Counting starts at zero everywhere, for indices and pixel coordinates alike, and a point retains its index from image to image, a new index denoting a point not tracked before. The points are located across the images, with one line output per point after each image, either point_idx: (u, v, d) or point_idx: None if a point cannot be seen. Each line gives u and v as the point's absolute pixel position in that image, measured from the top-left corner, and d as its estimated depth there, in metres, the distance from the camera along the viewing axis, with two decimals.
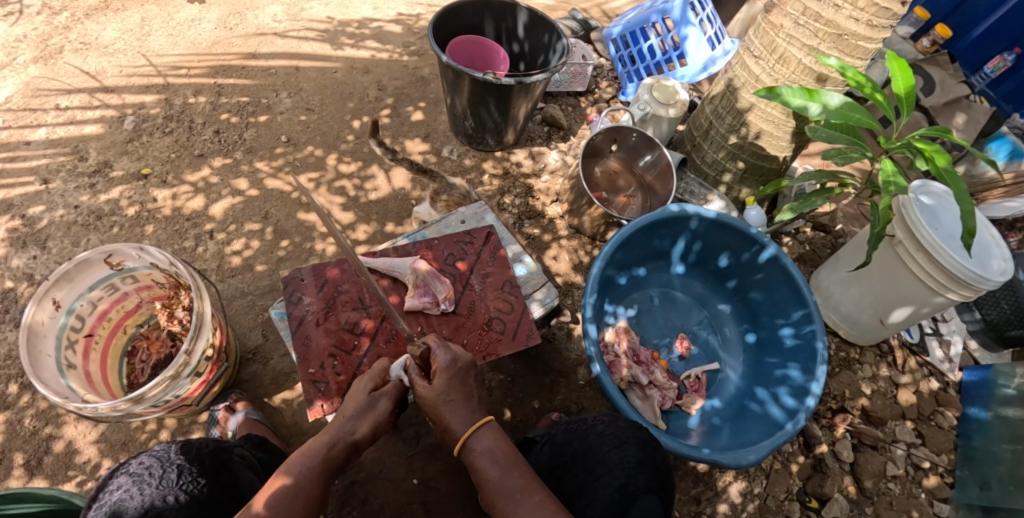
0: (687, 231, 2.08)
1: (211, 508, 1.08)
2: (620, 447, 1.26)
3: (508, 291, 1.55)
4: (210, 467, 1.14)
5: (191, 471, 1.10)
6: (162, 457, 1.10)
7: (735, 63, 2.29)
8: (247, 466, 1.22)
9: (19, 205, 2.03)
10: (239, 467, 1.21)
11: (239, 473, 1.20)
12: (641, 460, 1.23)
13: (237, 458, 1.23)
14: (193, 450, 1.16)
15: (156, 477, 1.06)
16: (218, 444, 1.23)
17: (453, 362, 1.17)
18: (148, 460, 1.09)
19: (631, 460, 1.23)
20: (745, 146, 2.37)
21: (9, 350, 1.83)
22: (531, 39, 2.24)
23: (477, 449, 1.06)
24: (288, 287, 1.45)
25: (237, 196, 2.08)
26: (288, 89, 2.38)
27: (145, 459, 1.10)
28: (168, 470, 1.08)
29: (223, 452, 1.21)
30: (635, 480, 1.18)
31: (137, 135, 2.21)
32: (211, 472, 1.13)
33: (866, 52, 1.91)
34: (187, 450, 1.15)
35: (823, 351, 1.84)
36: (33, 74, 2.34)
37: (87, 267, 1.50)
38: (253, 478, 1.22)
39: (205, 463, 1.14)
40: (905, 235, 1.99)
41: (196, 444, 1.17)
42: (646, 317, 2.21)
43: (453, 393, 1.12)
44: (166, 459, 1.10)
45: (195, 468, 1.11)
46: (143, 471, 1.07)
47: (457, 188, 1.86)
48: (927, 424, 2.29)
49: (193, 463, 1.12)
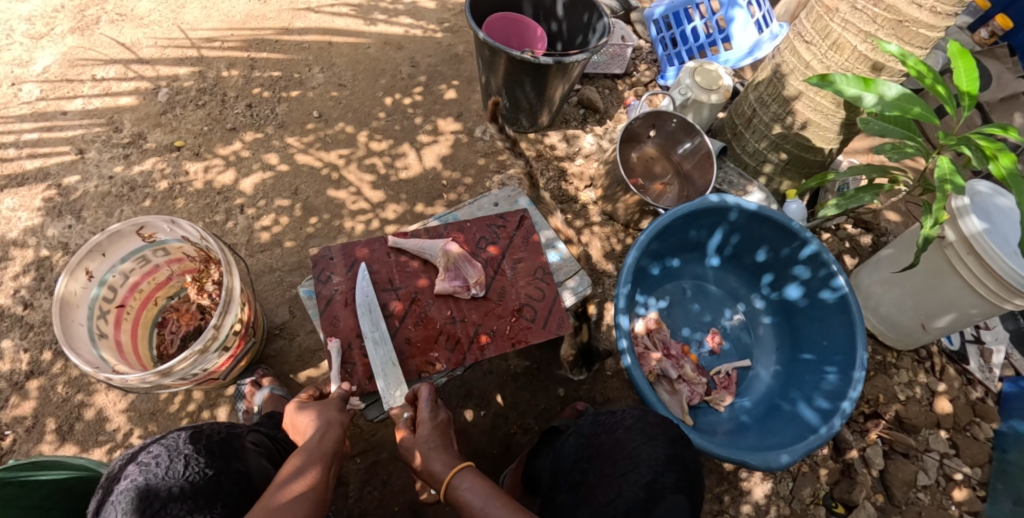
0: (726, 222, 2.00)
1: (219, 500, 0.96)
2: (648, 443, 1.16)
3: (540, 278, 1.50)
4: (219, 457, 1.04)
5: (198, 461, 0.99)
6: (169, 446, 1.01)
7: (784, 48, 2.17)
8: (258, 454, 1.13)
9: (55, 175, 2.06)
10: (250, 456, 1.11)
11: (250, 463, 1.09)
12: (670, 458, 1.12)
13: (250, 445, 1.15)
14: (202, 439, 1.05)
15: (162, 468, 0.95)
16: (229, 431, 1.15)
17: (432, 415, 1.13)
18: (155, 449, 1.00)
19: (661, 457, 1.12)
20: (790, 137, 2.26)
21: (44, 317, 1.87)
22: (570, 18, 2.16)
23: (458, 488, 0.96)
24: (317, 265, 1.42)
25: (268, 171, 2.07)
26: (321, 64, 2.34)
27: (152, 448, 1.01)
28: (175, 461, 0.98)
29: (233, 440, 1.12)
30: (662, 479, 1.07)
31: (171, 107, 2.21)
32: (220, 462, 1.03)
33: (927, 41, 1.78)
34: (197, 439, 1.05)
35: (863, 354, 1.76)
36: (70, 44, 2.36)
37: (120, 239, 1.51)
38: (265, 466, 1.12)
39: (214, 453, 1.04)
40: (956, 236, 1.87)
41: (205, 433, 1.08)
42: (677, 309, 2.14)
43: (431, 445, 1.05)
44: (173, 449, 1.00)
45: (203, 459, 1.01)
46: (147, 461, 0.97)
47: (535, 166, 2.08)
48: (962, 434, 2.19)
49: (201, 453, 1.02)
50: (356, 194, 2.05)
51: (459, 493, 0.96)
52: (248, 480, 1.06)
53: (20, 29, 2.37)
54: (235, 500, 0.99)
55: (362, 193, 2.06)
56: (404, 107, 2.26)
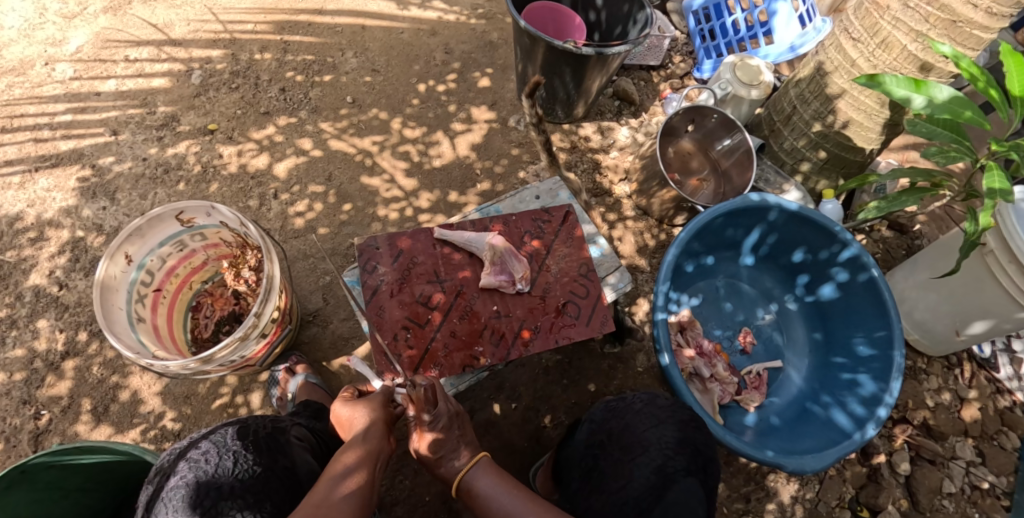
0: (764, 222, 1.96)
1: (268, 497, 0.93)
2: (657, 426, 1.14)
3: (586, 276, 1.48)
4: (267, 453, 1.02)
5: (247, 458, 0.97)
6: (218, 442, 0.99)
7: (828, 44, 2.11)
8: (303, 449, 1.11)
9: (89, 155, 2.06)
10: (295, 451, 1.09)
11: (296, 458, 1.07)
12: (681, 440, 1.11)
13: (294, 440, 1.13)
14: (249, 435, 1.04)
15: (211, 464, 0.94)
16: (274, 425, 1.14)
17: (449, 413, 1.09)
18: (205, 445, 0.98)
19: (671, 440, 1.10)
20: (830, 135, 2.21)
21: (80, 298, 1.88)
22: (610, 9, 2.12)
23: (476, 483, 0.99)
24: (362, 255, 1.42)
25: (301, 155, 2.05)
26: (354, 49, 2.31)
27: (201, 444, 0.99)
28: (224, 457, 0.96)
29: (279, 435, 1.11)
30: (673, 462, 1.07)
31: (204, 90, 2.19)
32: (267, 458, 1.01)
33: (980, 42, 1.72)
34: (244, 434, 1.03)
35: (901, 361, 1.72)
36: (103, 24, 2.35)
37: (159, 224, 1.50)
38: (310, 461, 1.11)
39: (261, 448, 1.02)
40: (998, 244, 1.82)
41: (252, 427, 1.06)
42: (710, 307, 2.12)
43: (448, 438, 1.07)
44: (222, 445, 0.99)
45: (251, 455, 0.99)
46: (196, 457, 0.95)
47: (570, 180, 1.97)
48: (989, 443, 2.15)
49: (249, 448, 1.00)
50: (390, 182, 2.03)
51: (477, 487, 0.99)
52: (295, 475, 1.03)
53: (53, 8, 2.36)
54: (284, 497, 0.96)
55: (396, 181, 2.04)
56: (437, 95, 2.23)
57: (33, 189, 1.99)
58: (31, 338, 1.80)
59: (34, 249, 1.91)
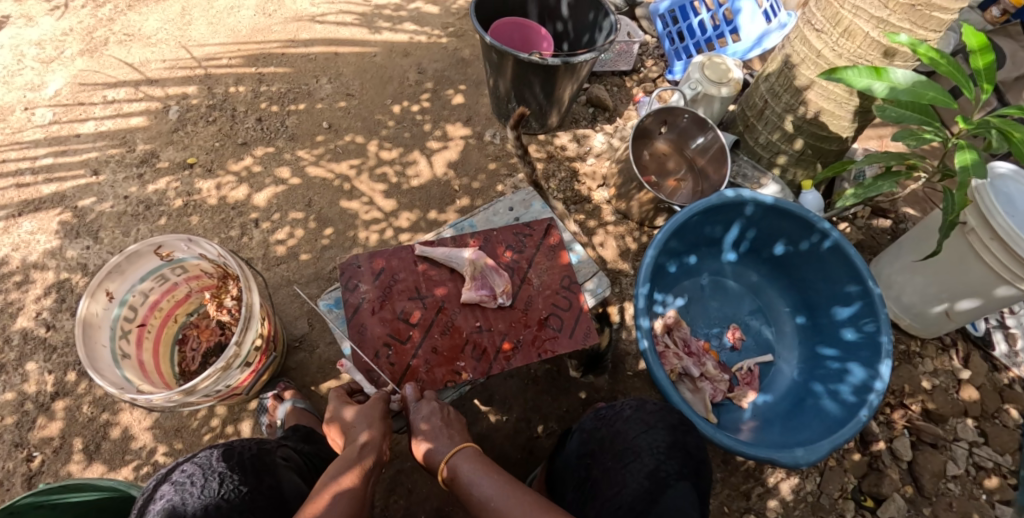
0: (741, 217, 1.96)
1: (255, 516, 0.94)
2: (648, 432, 1.14)
3: (567, 287, 1.49)
4: (252, 473, 1.02)
5: (232, 478, 0.98)
6: (202, 464, 0.99)
7: (793, 37, 2.14)
8: (290, 470, 1.11)
9: (71, 197, 2.08)
10: (282, 471, 1.09)
11: (282, 478, 1.08)
12: (672, 445, 1.11)
13: (280, 461, 1.13)
14: (234, 456, 1.04)
15: (197, 485, 0.94)
16: (259, 447, 1.13)
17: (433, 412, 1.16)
18: (190, 468, 0.98)
19: (662, 445, 1.11)
20: (804, 126, 2.23)
21: (67, 338, 1.89)
22: (576, 19, 2.15)
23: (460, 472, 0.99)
24: (344, 274, 1.43)
25: (280, 184, 2.07)
26: (328, 75, 2.35)
27: (184, 467, 0.99)
28: (210, 479, 0.96)
29: (265, 456, 1.11)
30: (666, 467, 1.07)
31: (182, 125, 2.22)
32: (253, 479, 1.01)
33: (940, 24, 1.74)
34: (229, 456, 1.04)
35: (888, 346, 1.71)
36: (80, 67, 2.40)
37: (138, 259, 1.52)
38: (297, 482, 1.10)
39: (247, 469, 1.02)
40: (977, 221, 1.83)
41: (238, 449, 1.06)
42: (696, 306, 2.12)
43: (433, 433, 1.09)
44: (207, 467, 0.99)
45: (237, 476, 0.99)
46: (181, 479, 0.95)
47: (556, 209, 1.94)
48: (990, 422, 2.14)
49: (234, 470, 1.00)
50: (369, 204, 2.05)
51: (459, 474, 0.98)
52: (282, 495, 1.03)
53: (30, 55, 2.42)
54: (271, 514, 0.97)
55: (375, 202, 2.06)
56: (412, 115, 2.26)
57: (17, 233, 2.01)
58: (20, 382, 1.80)
59: (20, 292, 1.92)
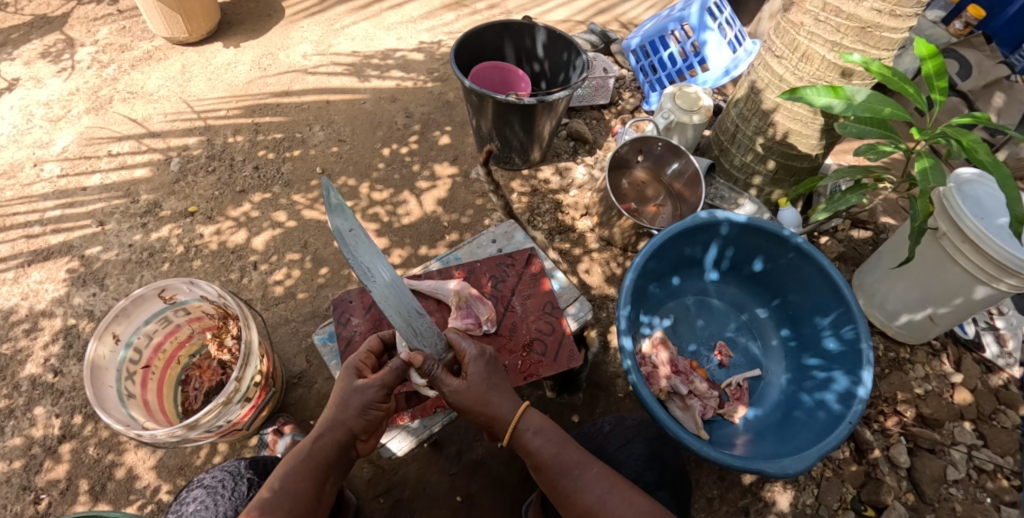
0: (719, 237, 2.05)
1: None
2: (626, 445, 1.31)
3: (549, 312, 1.56)
4: None
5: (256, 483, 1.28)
6: (233, 471, 1.29)
7: (757, 64, 2.27)
8: None
9: (78, 246, 2.18)
10: None
11: None
12: (647, 457, 1.29)
13: None
14: (258, 465, 1.34)
15: (228, 487, 1.24)
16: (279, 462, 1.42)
17: (478, 355, 1.24)
18: (222, 474, 1.28)
19: (639, 457, 1.28)
20: (774, 147, 2.33)
21: (74, 382, 1.95)
22: (551, 58, 2.30)
23: (528, 436, 1.15)
24: (337, 309, 1.50)
25: (277, 228, 2.16)
26: (321, 122, 2.48)
27: (218, 473, 1.29)
28: (238, 483, 1.25)
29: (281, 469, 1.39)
30: (645, 478, 1.24)
31: (183, 176, 2.33)
32: None
33: (891, 43, 1.87)
34: (255, 465, 1.33)
35: (868, 353, 1.76)
36: (86, 123, 2.53)
37: (143, 303, 1.59)
38: None
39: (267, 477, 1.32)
40: (949, 227, 1.92)
41: (261, 462, 1.36)
42: (683, 325, 2.18)
43: (489, 396, 1.17)
44: (237, 473, 1.29)
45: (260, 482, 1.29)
46: (214, 482, 1.25)
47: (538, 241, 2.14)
48: (988, 424, 2.17)
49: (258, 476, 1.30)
50: None
51: (529, 444, 1.15)
52: None
53: (39, 114, 2.56)
54: None
55: None
56: (402, 157, 2.37)
57: (27, 282, 2.10)
58: (29, 426, 1.86)
59: (29, 340, 1.99)
